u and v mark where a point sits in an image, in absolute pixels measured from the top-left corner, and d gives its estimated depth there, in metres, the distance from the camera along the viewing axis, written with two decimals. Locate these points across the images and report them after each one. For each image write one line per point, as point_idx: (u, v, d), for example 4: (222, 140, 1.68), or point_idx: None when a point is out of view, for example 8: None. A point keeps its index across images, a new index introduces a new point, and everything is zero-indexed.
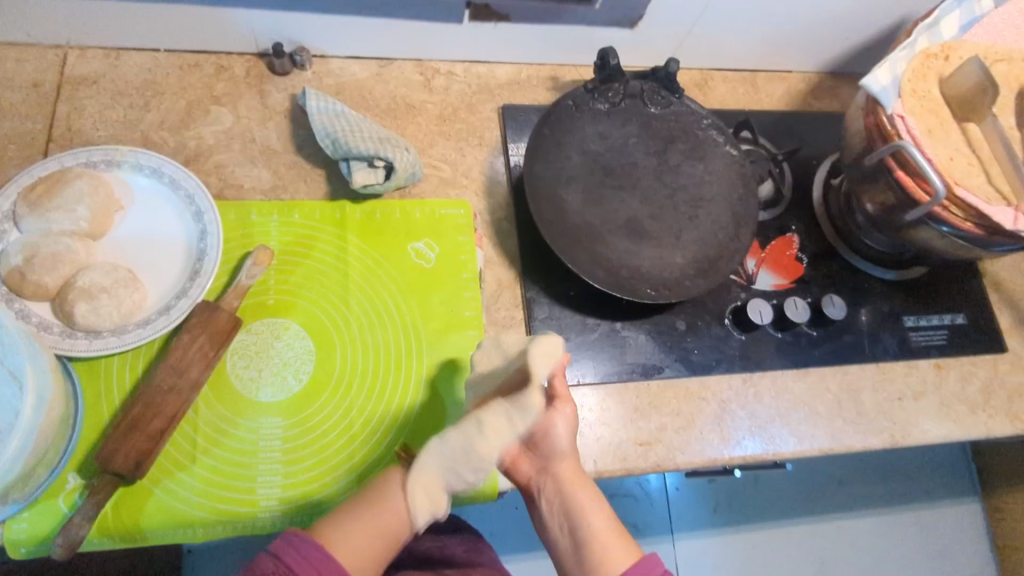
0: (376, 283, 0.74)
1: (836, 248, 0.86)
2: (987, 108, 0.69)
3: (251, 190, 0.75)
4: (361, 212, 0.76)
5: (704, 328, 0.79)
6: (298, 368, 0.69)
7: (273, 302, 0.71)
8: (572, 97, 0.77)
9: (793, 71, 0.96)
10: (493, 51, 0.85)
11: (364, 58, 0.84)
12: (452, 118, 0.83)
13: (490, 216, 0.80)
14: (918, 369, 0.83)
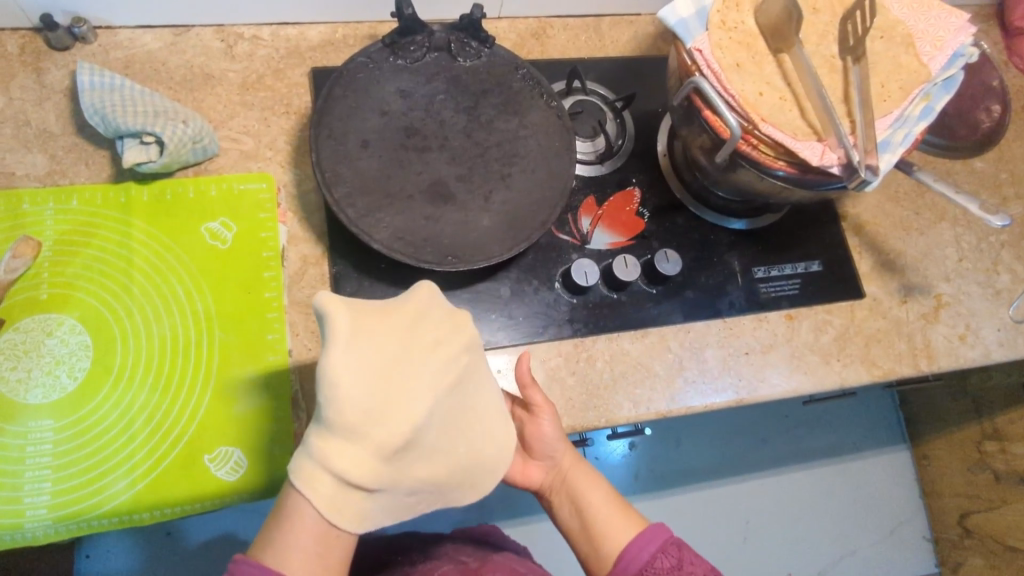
0: (164, 270, 0.69)
1: (682, 199, 0.82)
2: (793, 36, 0.64)
3: (23, 178, 0.69)
4: (148, 192, 0.71)
5: (532, 293, 0.75)
6: (73, 365, 0.64)
7: (46, 297, 0.66)
8: (366, 54, 0.71)
9: (640, 14, 0.90)
10: (299, 11, 0.79)
11: (156, 27, 0.77)
12: (256, 86, 0.77)
13: (297, 189, 0.75)
14: (768, 321, 0.79)
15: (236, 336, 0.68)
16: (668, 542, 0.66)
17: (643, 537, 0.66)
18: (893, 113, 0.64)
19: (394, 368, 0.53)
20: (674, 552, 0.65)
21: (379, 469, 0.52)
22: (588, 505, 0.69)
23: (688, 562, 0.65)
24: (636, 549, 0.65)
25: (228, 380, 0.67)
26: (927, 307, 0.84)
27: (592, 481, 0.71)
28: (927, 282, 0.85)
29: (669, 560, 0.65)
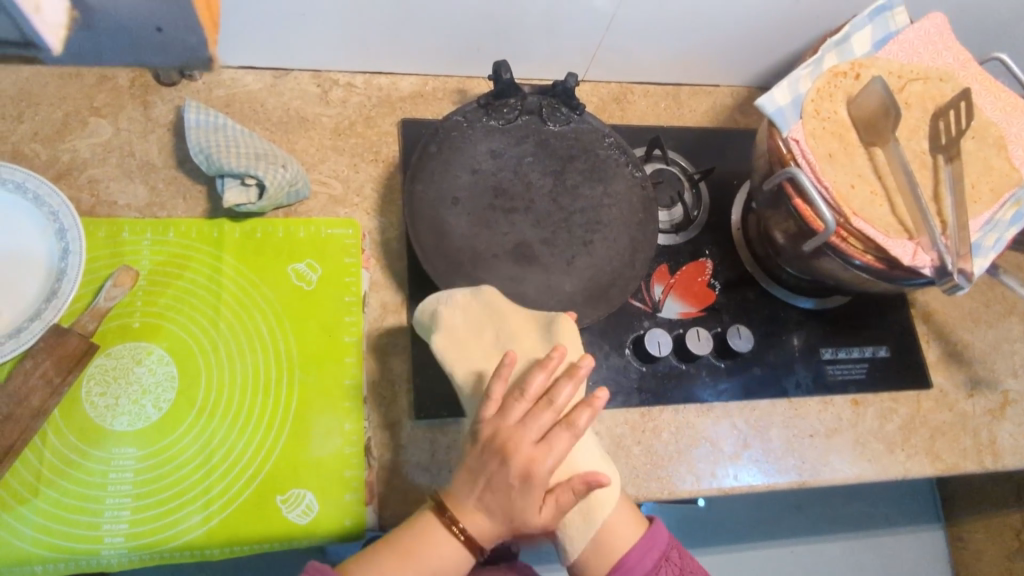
0: (250, 307, 0.71)
1: (753, 274, 0.82)
2: (890, 132, 0.64)
3: (124, 208, 0.72)
4: (239, 230, 0.73)
5: (603, 358, 0.75)
6: (158, 396, 0.66)
7: (138, 325, 0.68)
8: (463, 113, 0.73)
9: (719, 85, 0.93)
10: (393, 62, 0.82)
11: (258, 69, 0.80)
12: (348, 132, 0.80)
13: (381, 236, 0.76)
14: (833, 404, 0.79)
15: (314, 378, 0.70)
16: (666, 547, 0.63)
17: (649, 538, 0.63)
18: (984, 215, 0.65)
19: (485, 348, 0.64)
20: (672, 552, 0.64)
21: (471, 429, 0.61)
22: (540, 494, 0.56)
23: (682, 564, 0.64)
24: (637, 553, 0.62)
25: (304, 423, 0.68)
26: (994, 403, 0.83)
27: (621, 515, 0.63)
28: (994, 377, 0.84)
29: (670, 568, 0.63)
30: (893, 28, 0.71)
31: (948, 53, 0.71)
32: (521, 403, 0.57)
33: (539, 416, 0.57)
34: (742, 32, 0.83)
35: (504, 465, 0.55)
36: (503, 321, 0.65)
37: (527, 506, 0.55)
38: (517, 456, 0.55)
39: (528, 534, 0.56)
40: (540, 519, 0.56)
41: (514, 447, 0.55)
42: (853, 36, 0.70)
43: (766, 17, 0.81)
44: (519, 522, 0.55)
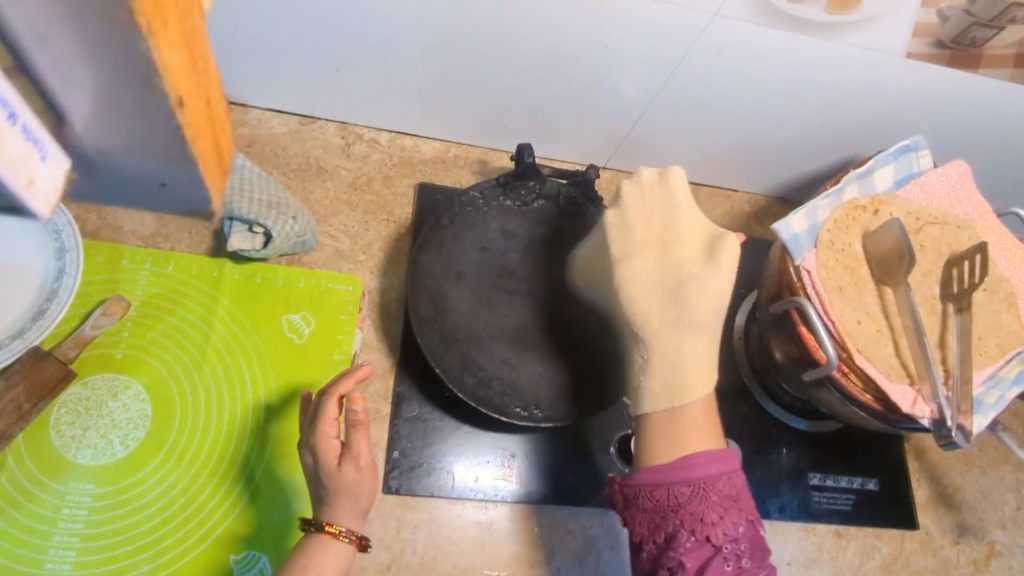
0: (236, 354, 0.70)
1: (749, 386, 0.81)
2: (902, 275, 0.64)
3: (129, 235, 0.71)
4: (240, 272, 0.72)
5: (586, 455, 0.74)
6: (127, 433, 0.64)
7: (120, 357, 0.66)
8: (480, 190, 0.73)
9: (738, 191, 0.93)
10: (420, 126, 0.83)
11: (285, 113, 0.81)
12: (365, 188, 0.80)
13: (380, 297, 0.76)
14: (815, 534, 0.78)
15: (289, 434, 0.68)
16: (727, 470, 0.58)
17: (714, 456, 0.59)
18: (988, 370, 0.64)
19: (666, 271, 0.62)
20: (730, 483, 0.58)
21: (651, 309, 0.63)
22: (327, 459, 0.60)
23: (735, 500, 0.57)
24: (688, 464, 0.58)
25: (271, 482, 0.66)
26: (979, 553, 0.81)
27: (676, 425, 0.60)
28: (982, 526, 0.82)
29: (728, 486, 0.58)
30: (916, 169, 0.71)
31: (967, 202, 0.71)
32: (325, 400, 0.62)
33: (325, 406, 0.61)
34: (767, 146, 0.84)
35: (306, 446, 0.62)
36: (675, 213, 0.65)
37: (322, 476, 0.60)
38: (310, 442, 0.61)
39: (345, 503, 0.60)
40: (334, 479, 0.60)
41: (310, 433, 0.62)
42: (875, 171, 0.71)
43: (792, 136, 0.81)
44: (333, 494, 0.60)
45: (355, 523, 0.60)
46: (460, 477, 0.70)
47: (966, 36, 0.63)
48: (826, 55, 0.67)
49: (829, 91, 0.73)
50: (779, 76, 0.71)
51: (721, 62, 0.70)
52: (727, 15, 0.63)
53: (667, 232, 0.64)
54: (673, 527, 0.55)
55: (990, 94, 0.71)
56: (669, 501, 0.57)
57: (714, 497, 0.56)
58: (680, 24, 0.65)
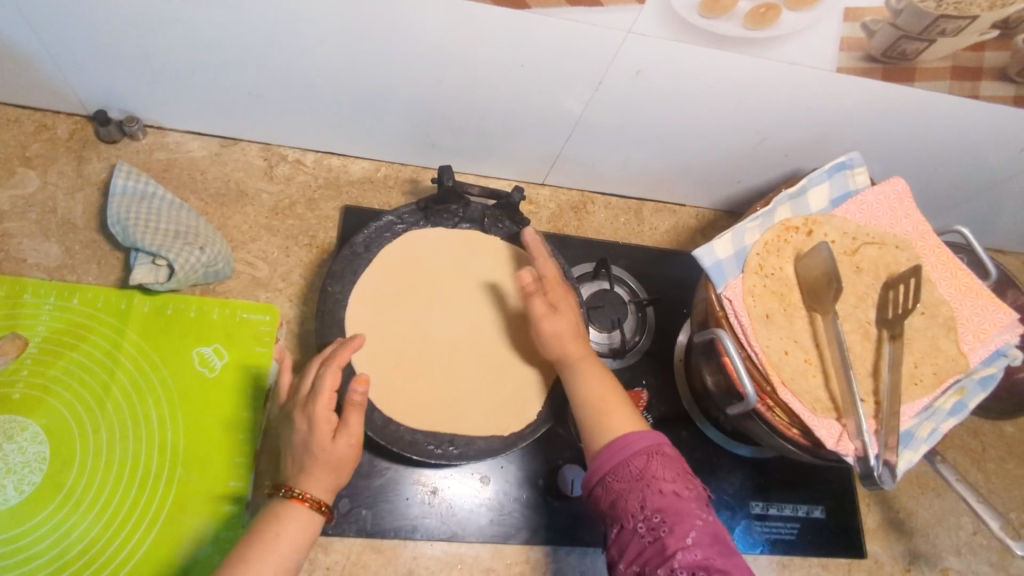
0: (144, 391, 0.67)
1: (689, 411, 0.78)
2: (829, 303, 0.61)
3: (33, 267, 0.69)
4: (150, 304, 0.70)
5: (514, 489, 0.71)
6: (23, 478, 0.62)
7: (18, 397, 0.64)
8: (397, 214, 0.70)
9: (685, 204, 0.90)
10: (346, 146, 0.80)
11: (205, 135, 0.78)
12: (286, 212, 0.77)
13: (299, 326, 0.73)
14: (755, 563, 0.75)
15: (197, 473, 0.65)
16: (641, 452, 0.55)
17: (625, 437, 0.56)
18: (923, 401, 0.61)
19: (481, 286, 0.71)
20: (640, 461, 0.54)
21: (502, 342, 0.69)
22: (322, 431, 0.55)
23: (654, 476, 0.53)
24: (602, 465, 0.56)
25: (177, 525, 0.63)
26: None
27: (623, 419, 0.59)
28: (935, 553, 0.79)
29: (636, 467, 0.54)
30: (853, 187, 0.68)
31: (906, 221, 0.68)
32: (327, 369, 0.57)
33: (326, 377, 0.57)
34: (707, 162, 0.81)
35: (302, 412, 0.57)
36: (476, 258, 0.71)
37: (313, 446, 0.55)
38: (307, 409, 0.57)
39: (321, 472, 0.55)
40: (324, 451, 0.55)
41: (307, 403, 0.57)
42: (809, 190, 0.67)
43: (732, 151, 0.78)
44: (312, 463, 0.55)
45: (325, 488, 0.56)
46: (377, 517, 0.67)
47: (897, 49, 0.60)
48: (753, 70, 0.64)
49: (763, 105, 0.69)
50: (707, 91, 0.68)
51: (643, 79, 0.66)
52: (642, 32, 0.59)
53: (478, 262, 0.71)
54: (627, 538, 0.53)
55: (930, 104, 0.68)
56: (613, 508, 0.54)
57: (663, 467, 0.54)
58: (595, 42, 0.61)
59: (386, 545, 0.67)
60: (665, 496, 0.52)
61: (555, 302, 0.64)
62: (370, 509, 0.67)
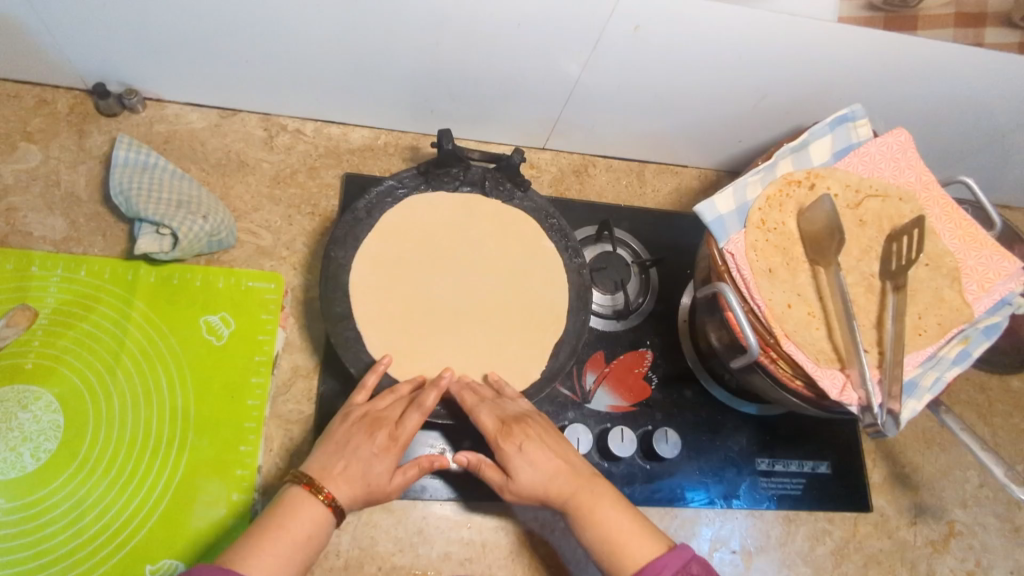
0: (153, 360, 0.68)
1: (694, 370, 0.78)
2: (832, 255, 0.61)
3: (39, 240, 0.69)
4: (156, 274, 0.70)
5: None
6: (38, 445, 0.63)
7: (30, 366, 0.65)
8: (398, 178, 0.70)
9: (687, 166, 0.90)
10: (345, 114, 0.80)
11: (204, 107, 0.78)
12: (288, 181, 0.77)
13: (304, 293, 0.74)
14: (762, 518, 0.76)
15: (209, 439, 0.66)
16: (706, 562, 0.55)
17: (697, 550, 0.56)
18: (926, 350, 0.61)
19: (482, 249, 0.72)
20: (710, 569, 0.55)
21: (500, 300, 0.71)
22: (390, 463, 0.58)
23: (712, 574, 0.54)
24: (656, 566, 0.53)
25: (190, 490, 0.64)
26: (938, 535, 0.79)
27: (599, 497, 0.59)
28: (941, 506, 0.80)
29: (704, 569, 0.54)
30: (855, 139, 0.68)
31: (910, 172, 0.67)
32: (422, 411, 0.60)
33: (420, 420, 0.60)
34: (708, 121, 0.80)
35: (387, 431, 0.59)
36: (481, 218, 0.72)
37: (375, 472, 0.57)
38: (378, 435, 0.58)
39: (358, 494, 0.56)
40: (378, 483, 0.57)
41: (394, 430, 0.59)
42: (810, 144, 0.67)
43: (733, 109, 0.77)
44: (362, 482, 0.57)
45: (345, 491, 0.56)
46: None
47: None
48: (754, 23, 0.63)
49: (764, 59, 0.69)
50: (708, 46, 0.67)
51: (641, 36, 0.66)
52: None
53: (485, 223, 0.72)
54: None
55: (933, 55, 0.67)
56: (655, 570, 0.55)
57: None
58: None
59: (395, 505, 0.68)
60: None
61: (519, 448, 0.60)
62: None
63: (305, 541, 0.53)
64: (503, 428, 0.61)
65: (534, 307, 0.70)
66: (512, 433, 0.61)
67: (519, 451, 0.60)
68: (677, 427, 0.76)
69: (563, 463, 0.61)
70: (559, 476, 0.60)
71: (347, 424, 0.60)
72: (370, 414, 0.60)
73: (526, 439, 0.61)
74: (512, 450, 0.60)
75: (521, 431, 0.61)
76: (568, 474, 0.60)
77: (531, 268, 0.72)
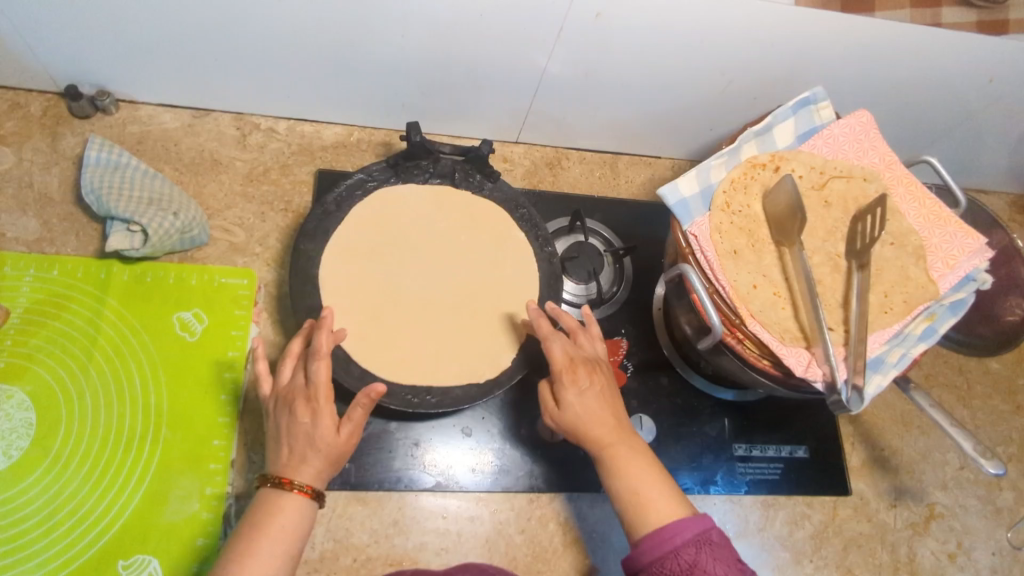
0: (126, 356, 0.68)
1: (670, 358, 0.79)
2: (795, 235, 0.61)
3: (12, 241, 0.70)
4: (129, 272, 0.71)
5: (496, 439, 0.72)
6: (11, 443, 0.63)
7: (3, 365, 0.65)
8: (367, 171, 0.71)
9: (660, 157, 0.91)
10: (317, 111, 0.80)
11: (177, 107, 0.79)
12: (261, 178, 0.78)
13: (278, 289, 0.74)
14: (740, 504, 0.76)
15: (182, 434, 0.66)
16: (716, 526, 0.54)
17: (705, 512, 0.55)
18: (893, 328, 0.62)
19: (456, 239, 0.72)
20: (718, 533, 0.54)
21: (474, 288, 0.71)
22: (326, 423, 0.55)
23: (713, 541, 0.53)
24: (674, 530, 0.53)
25: (164, 484, 0.64)
26: (918, 517, 0.79)
27: (633, 453, 0.59)
28: (921, 488, 0.80)
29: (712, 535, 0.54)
30: (819, 122, 0.68)
31: (873, 153, 0.68)
32: (316, 362, 0.56)
33: (319, 369, 0.56)
34: (678, 110, 0.81)
35: (301, 403, 0.56)
36: (454, 211, 0.73)
37: (318, 437, 0.55)
38: (286, 407, 0.56)
39: (318, 464, 0.55)
40: (328, 444, 0.55)
41: (306, 397, 0.56)
42: (774, 127, 0.68)
43: (702, 97, 0.78)
44: (311, 454, 0.55)
45: (309, 469, 0.55)
46: (360, 470, 0.68)
47: None
48: (715, 9, 0.64)
49: (728, 46, 0.69)
50: (672, 33, 0.68)
51: (603, 23, 0.66)
52: None
53: (458, 216, 0.73)
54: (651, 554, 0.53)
55: (894, 38, 0.68)
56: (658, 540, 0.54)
57: (720, 546, 0.53)
58: None
59: (370, 497, 0.68)
60: (724, 565, 0.52)
61: (577, 384, 0.60)
62: (354, 463, 0.68)
63: (291, 534, 0.53)
64: (571, 364, 0.61)
65: (505, 296, 0.71)
66: (579, 373, 0.60)
67: (575, 388, 0.60)
68: (653, 414, 0.76)
69: (612, 410, 0.60)
70: (603, 422, 0.59)
71: (272, 411, 0.57)
72: (283, 395, 0.57)
73: (588, 379, 0.61)
74: (568, 384, 0.60)
75: (586, 374, 0.61)
76: (613, 425, 0.59)
77: (503, 258, 0.72)
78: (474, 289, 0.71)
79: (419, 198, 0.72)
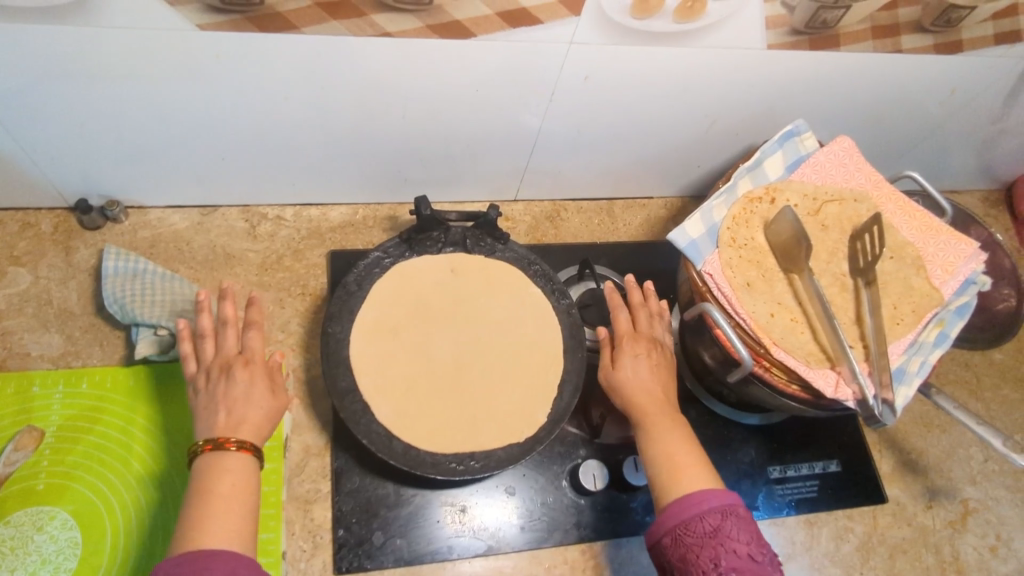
0: (164, 462, 0.68)
1: (693, 390, 0.81)
2: (803, 262, 0.64)
3: (37, 359, 0.70)
4: (158, 377, 0.71)
5: (540, 494, 0.73)
6: (58, 566, 0.62)
7: (42, 487, 0.64)
8: (383, 249, 0.73)
9: (653, 197, 0.94)
10: (323, 195, 0.83)
11: (185, 207, 0.81)
12: (275, 266, 0.80)
13: (306, 372, 0.75)
14: (784, 526, 0.77)
15: None
16: (715, 510, 0.55)
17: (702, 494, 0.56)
18: (907, 338, 0.65)
19: (477, 301, 0.74)
20: (715, 518, 0.54)
21: (500, 347, 0.73)
22: (258, 381, 0.60)
23: (727, 535, 0.53)
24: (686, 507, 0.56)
25: None
26: (954, 515, 0.80)
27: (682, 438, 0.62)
28: (953, 486, 0.82)
29: (709, 524, 0.54)
30: (804, 151, 0.72)
31: (859, 175, 0.72)
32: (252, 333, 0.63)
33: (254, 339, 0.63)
34: (665, 153, 0.85)
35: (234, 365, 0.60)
36: (471, 275, 0.75)
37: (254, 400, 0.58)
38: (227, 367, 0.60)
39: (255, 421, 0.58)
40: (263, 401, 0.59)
41: (246, 360, 0.61)
42: (764, 161, 0.71)
43: (688, 137, 0.82)
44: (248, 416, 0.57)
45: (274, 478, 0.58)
46: (412, 544, 0.68)
47: (819, 19, 0.64)
48: (695, 59, 0.68)
49: (708, 91, 0.74)
50: (656, 86, 0.72)
51: (591, 84, 0.70)
52: (583, 42, 0.63)
53: (476, 279, 0.75)
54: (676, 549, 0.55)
55: (859, 66, 0.73)
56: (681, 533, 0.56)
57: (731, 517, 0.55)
58: (541, 58, 0.65)
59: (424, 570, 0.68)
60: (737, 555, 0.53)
61: (632, 350, 0.68)
62: (404, 538, 0.68)
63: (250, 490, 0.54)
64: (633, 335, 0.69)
65: (531, 352, 0.73)
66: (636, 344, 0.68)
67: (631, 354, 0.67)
68: None
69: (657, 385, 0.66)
70: (649, 392, 0.65)
71: (202, 384, 0.59)
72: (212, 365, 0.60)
73: (643, 353, 0.68)
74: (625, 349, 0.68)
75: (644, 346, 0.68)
76: (657, 400, 0.65)
77: (523, 315, 0.74)
78: (500, 348, 0.73)
79: (437, 266, 0.74)
